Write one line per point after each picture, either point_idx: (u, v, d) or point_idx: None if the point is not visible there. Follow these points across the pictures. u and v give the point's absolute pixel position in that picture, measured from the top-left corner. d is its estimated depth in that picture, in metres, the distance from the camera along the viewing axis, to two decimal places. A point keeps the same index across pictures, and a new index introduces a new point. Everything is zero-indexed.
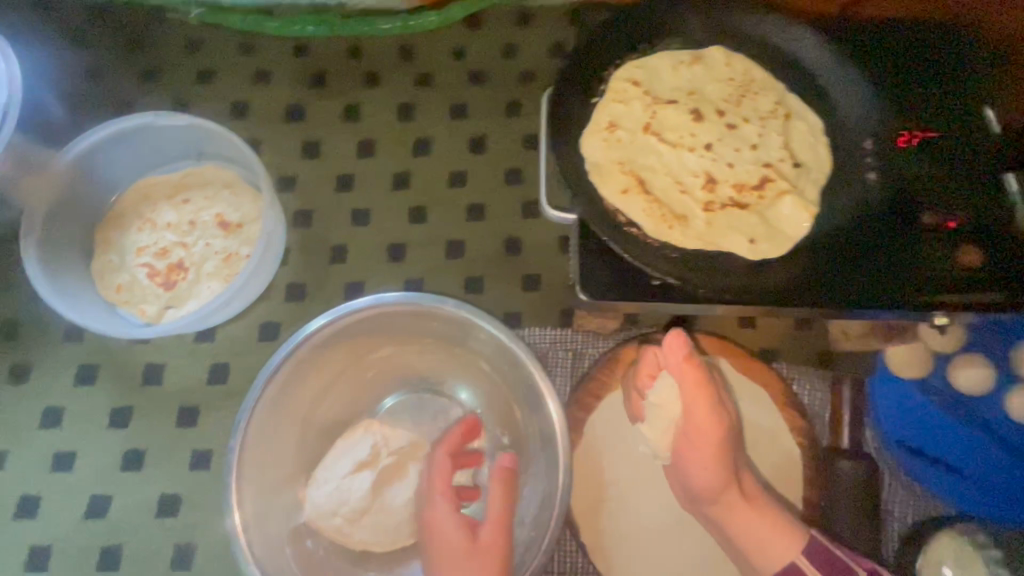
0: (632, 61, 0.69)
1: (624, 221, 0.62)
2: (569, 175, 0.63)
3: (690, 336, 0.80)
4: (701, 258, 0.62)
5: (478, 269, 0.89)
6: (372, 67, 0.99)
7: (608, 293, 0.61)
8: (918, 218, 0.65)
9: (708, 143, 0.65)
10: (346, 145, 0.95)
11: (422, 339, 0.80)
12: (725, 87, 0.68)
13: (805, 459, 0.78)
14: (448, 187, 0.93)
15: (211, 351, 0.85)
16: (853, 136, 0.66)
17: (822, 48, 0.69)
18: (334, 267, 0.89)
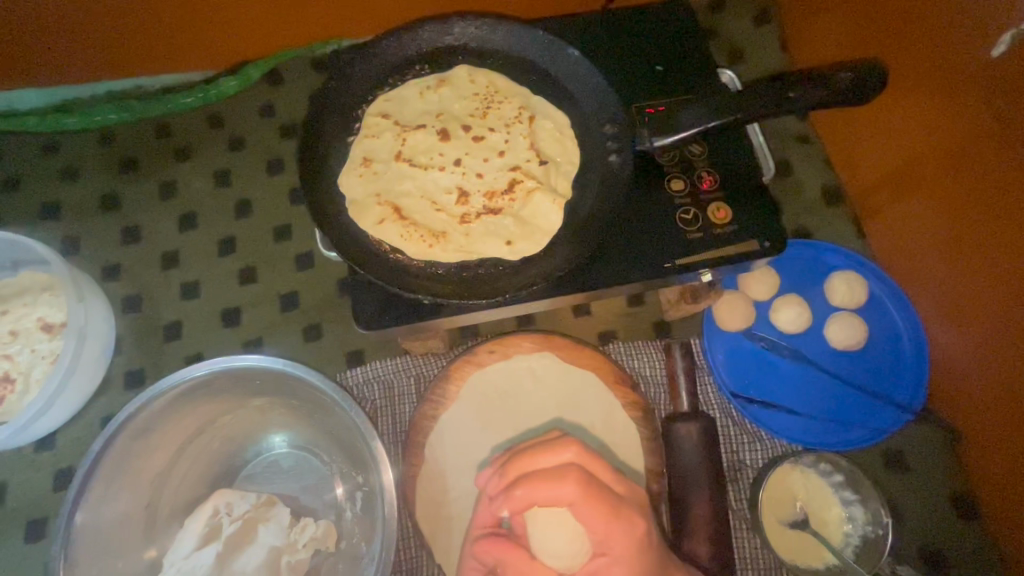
0: (380, 95, 0.72)
1: (386, 249, 0.64)
2: (327, 217, 0.65)
3: (517, 337, 0.82)
4: (463, 269, 0.64)
5: (315, 316, 0.91)
6: (183, 141, 1.00)
7: (381, 321, 0.63)
8: (668, 186, 0.69)
9: (457, 159, 0.68)
10: (168, 223, 0.96)
11: (256, 400, 0.80)
12: (470, 102, 0.71)
13: (643, 431, 0.80)
14: (275, 242, 0.95)
15: (53, 457, 0.83)
16: (595, 124, 0.70)
17: (555, 48, 0.73)
18: (170, 345, 0.89)
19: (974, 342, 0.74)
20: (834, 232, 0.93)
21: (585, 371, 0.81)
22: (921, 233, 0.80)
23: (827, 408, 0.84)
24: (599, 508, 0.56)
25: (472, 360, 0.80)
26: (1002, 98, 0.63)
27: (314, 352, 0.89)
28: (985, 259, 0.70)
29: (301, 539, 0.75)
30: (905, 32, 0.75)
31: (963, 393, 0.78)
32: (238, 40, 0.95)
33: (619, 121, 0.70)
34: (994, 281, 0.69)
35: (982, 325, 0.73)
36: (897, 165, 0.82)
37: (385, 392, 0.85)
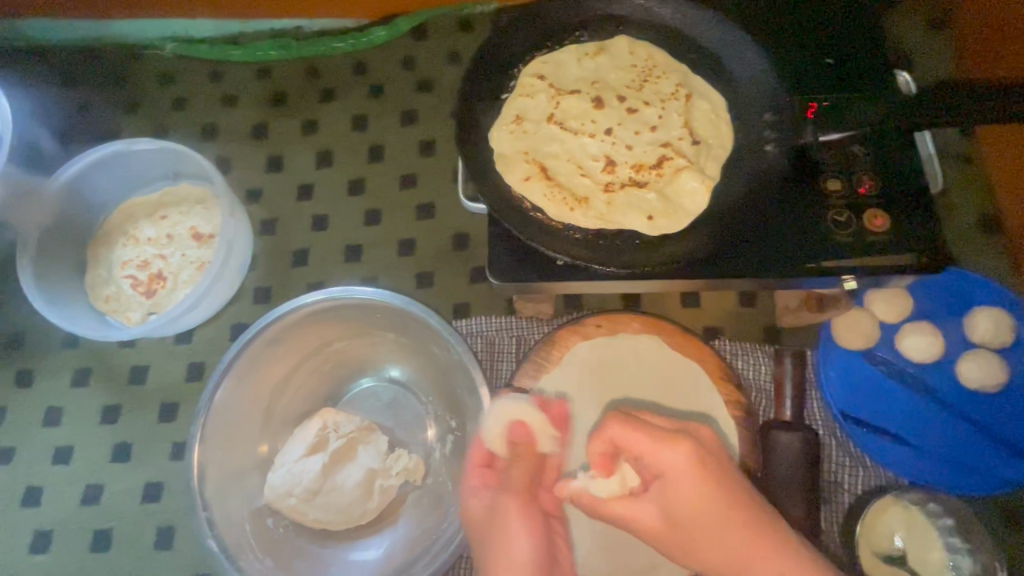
0: (538, 57, 0.73)
1: (528, 207, 0.66)
2: (476, 168, 0.67)
3: (626, 317, 0.82)
4: (602, 237, 0.65)
5: (429, 265, 0.95)
6: (329, 82, 1.06)
7: (514, 275, 0.66)
8: (823, 184, 0.67)
9: (608, 128, 0.68)
10: (307, 157, 1.03)
11: (370, 330, 0.86)
12: (627, 74, 0.71)
13: (744, 431, 0.77)
14: (400, 190, 0.99)
15: (188, 351, 0.93)
16: (754, 111, 0.68)
17: (719, 28, 0.71)
18: (297, 269, 0.96)
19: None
20: (983, 263, 0.85)
21: (691, 361, 0.80)
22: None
23: (947, 449, 0.77)
24: (643, 433, 0.57)
25: (578, 330, 0.81)
26: None
27: (424, 298, 0.93)
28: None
29: (397, 466, 0.80)
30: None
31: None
32: None
33: (782, 111, 0.67)
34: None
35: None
36: None
37: (487, 347, 0.88)
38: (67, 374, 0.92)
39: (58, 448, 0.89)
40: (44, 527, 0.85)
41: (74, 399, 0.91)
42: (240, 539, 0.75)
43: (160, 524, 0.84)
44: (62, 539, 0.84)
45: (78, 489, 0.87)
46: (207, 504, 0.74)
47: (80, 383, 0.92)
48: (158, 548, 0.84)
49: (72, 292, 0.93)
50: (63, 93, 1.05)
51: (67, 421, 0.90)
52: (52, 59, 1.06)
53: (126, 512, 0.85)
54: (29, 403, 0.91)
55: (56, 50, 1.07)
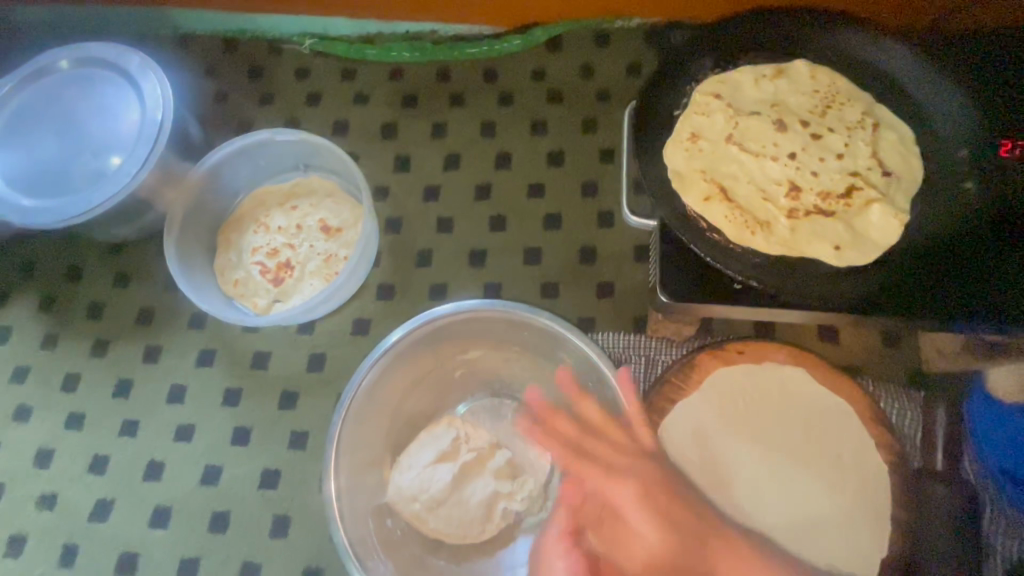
0: (714, 76, 0.72)
1: (706, 227, 0.64)
2: (652, 184, 0.66)
3: (769, 346, 0.79)
4: (785, 264, 0.62)
5: (554, 275, 0.94)
6: (459, 87, 1.07)
7: (687, 294, 0.64)
8: (1011, 233, 0.65)
9: (791, 152, 0.66)
10: (434, 159, 1.04)
11: (508, 345, 0.84)
12: (809, 99, 0.69)
13: (894, 478, 0.73)
14: (527, 199, 0.99)
15: (310, 341, 0.94)
16: (947, 146, 0.66)
17: (908, 58, 0.69)
18: (420, 269, 0.97)
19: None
20: None
21: (837, 400, 0.77)
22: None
23: None
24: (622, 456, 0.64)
25: (718, 356, 0.79)
26: None
27: (548, 309, 0.92)
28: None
29: (521, 492, 0.78)
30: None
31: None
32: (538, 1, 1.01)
33: (980, 148, 0.65)
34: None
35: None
36: None
37: (614, 365, 0.86)
38: (193, 354, 0.94)
39: (180, 426, 0.90)
40: (163, 503, 0.86)
41: (198, 378, 0.93)
42: (365, 538, 0.74)
43: (276, 513, 0.84)
44: (180, 517, 0.85)
45: (197, 469, 0.88)
46: (340, 496, 0.74)
47: (204, 364, 0.93)
48: (273, 536, 0.84)
49: (204, 273, 0.95)
50: (206, 82, 1.09)
51: (189, 400, 0.91)
52: (197, 49, 1.11)
53: (243, 496, 0.86)
54: (154, 379, 0.93)
55: (202, 40, 1.11)
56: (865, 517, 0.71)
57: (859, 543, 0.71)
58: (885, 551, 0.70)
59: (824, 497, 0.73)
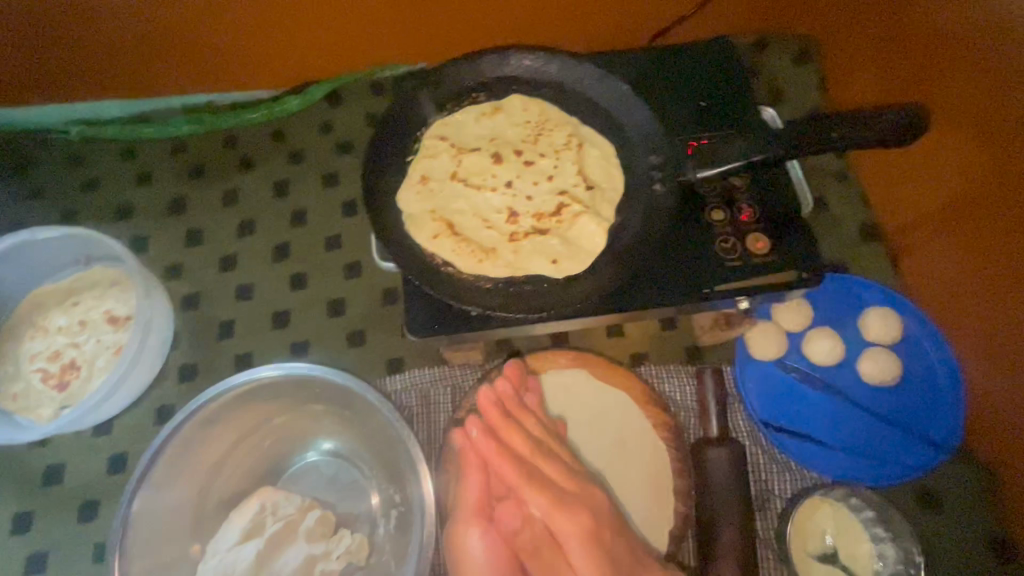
0: (440, 118, 0.77)
1: (440, 262, 0.69)
2: (386, 230, 0.70)
3: (552, 354, 0.85)
4: (510, 285, 0.68)
5: (359, 323, 0.95)
6: (247, 152, 1.07)
7: (430, 328, 0.67)
8: (707, 215, 0.72)
9: (508, 182, 0.74)
10: (229, 227, 1.02)
11: (311, 406, 0.84)
12: (522, 130, 0.77)
13: (673, 453, 0.81)
14: (325, 251, 1.00)
15: (109, 442, 0.88)
16: (640, 153, 0.74)
17: (605, 79, 0.77)
18: (223, 342, 0.95)
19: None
20: (870, 266, 0.94)
21: (618, 391, 0.83)
22: (969, 267, 0.79)
23: (853, 441, 0.84)
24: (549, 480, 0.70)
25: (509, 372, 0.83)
26: None
27: (356, 357, 0.93)
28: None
29: (337, 550, 0.77)
30: (958, 66, 0.76)
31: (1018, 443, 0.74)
32: (303, 59, 1.02)
33: (664, 151, 0.73)
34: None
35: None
36: (942, 204, 0.83)
37: (423, 400, 0.88)
38: None
39: None
40: None
41: None
42: None
43: None
44: None
45: None
46: None
47: None
48: None
49: None
50: None
51: None
52: None
53: None
54: None
55: None
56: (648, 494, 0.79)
57: (651, 522, 0.78)
58: (671, 521, 0.78)
59: (622, 485, 0.80)
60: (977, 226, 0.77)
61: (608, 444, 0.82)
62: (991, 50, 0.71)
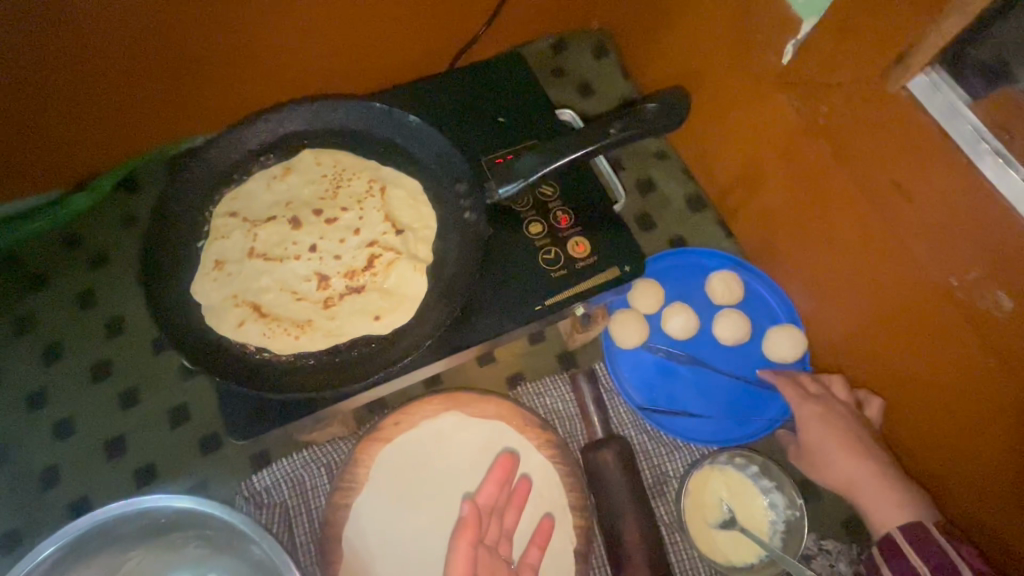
0: (227, 192, 0.71)
1: (253, 350, 0.63)
2: (184, 330, 0.63)
3: (420, 403, 0.80)
4: (335, 356, 0.63)
5: (210, 424, 0.86)
6: (37, 268, 0.94)
7: (253, 427, 0.60)
8: (525, 230, 0.72)
9: (312, 245, 0.69)
10: (31, 359, 0.89)
11: (161, 537, 0.73)
12: (319, 185, 0.72)
13: (563, 469, 0.79)
14: (155, 355, 0.89)
15: None
16: (446, 184, 0.72)
17: (395, 115, 0.74)
18: (49, 494, 0.82)
19: (848, 297, 0.79)
20: (705, 234, 0.99)
21: (496, 421, 0.81)
22: (778, 216, 0.86)
23: (723, 403, 0.88)
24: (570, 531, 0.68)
25: (377, 437, 0.78)
26: (820, 113, 0.72)
27: (214, 464, 0.84)
28: (838, 228, 0.76)
29: None
30: (720, 41, 0.84)
31: (859, 355, 0.82)
32: (79, 153, 0.90)
33: (466, 178, 0.72)
34: (849, 242, 0.75)
35: (850, 281, 0.77)
36: (744, 166, 0.89)
37: (297, 490, 0.80)
38: None
39: None
40: None
41: None
42: None
43: None
44: None
45: None
46: None
47: None
48: None
49: None
50: None
51: None
52: None
53: None
54: None
55: None
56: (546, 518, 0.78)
57: (559, 544, 0.77)
58: (576, 539, 0.77)
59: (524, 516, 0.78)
60: (779, 179, 0.83)
61: None
62: (740, 22, 0.79)
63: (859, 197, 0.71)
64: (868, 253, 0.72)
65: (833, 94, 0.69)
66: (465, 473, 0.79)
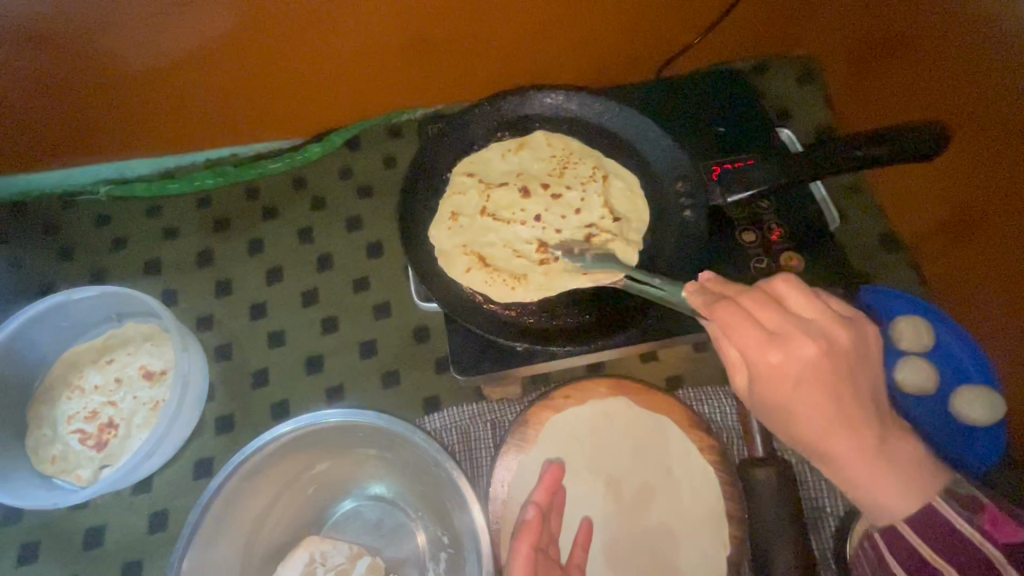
0: (466, 158, 0.80)
1: (481, 298, 0.71)
2: (424, 268, 0.72)
3: (591, 383, 0.85)
4: (553, 317, 0.70)
5: (392, 363, 0.96)
6: (270, 201, 1.09)
7: (476, 364, 0.69)
8: (738, 237, 0.74)
9: (538, 215, 0.77)
10: (256, 276, 1.04)
11: (353, 450, 0.83)
12: (547, 163, 0.79)
13: (720, 476, 0.80)
14: (354, 293, 1.01)
15: (149, 500, 0.88)
16: (667, 182, 0.77)
17: (624, 111, 0.80)
18: (257, 392, 0.95)
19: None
20: (894, 277, 0.95)
21: (660, 415, 0.83)
22: (983, 267, 0.81)
23: None
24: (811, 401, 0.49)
25: (549, 405, 0.84)
26: None
27: (392, 398, 0.93)
28: None
29: None
30: (958, 79, 0.79)
31: None
32: (323, 110, 1.05)
33: (690, 178, 0.76)
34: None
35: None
36: (956, 210, 0.84)
37: (463, 439, 0.88)
38: (12, 553, 0.85)
39: None
40: None
41: None
42: None
43: None
44: None
45: None
46: None
47: (27, 559, 0.85)
48: None
49: (13, 459, 0.87)
50: None
51: None
52: None
53: None
54: None
55: None
56: (695, 519, 0.79)
57: (706, 547, 0.78)
58: (729, 548, 0.77)
59: (674, 514, 0.80)
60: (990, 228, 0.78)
61: (655, 471, 0.82)
62: (990, 63, 0.74)
63: None
64: None
65: None
66: (621, 458, 0.83)
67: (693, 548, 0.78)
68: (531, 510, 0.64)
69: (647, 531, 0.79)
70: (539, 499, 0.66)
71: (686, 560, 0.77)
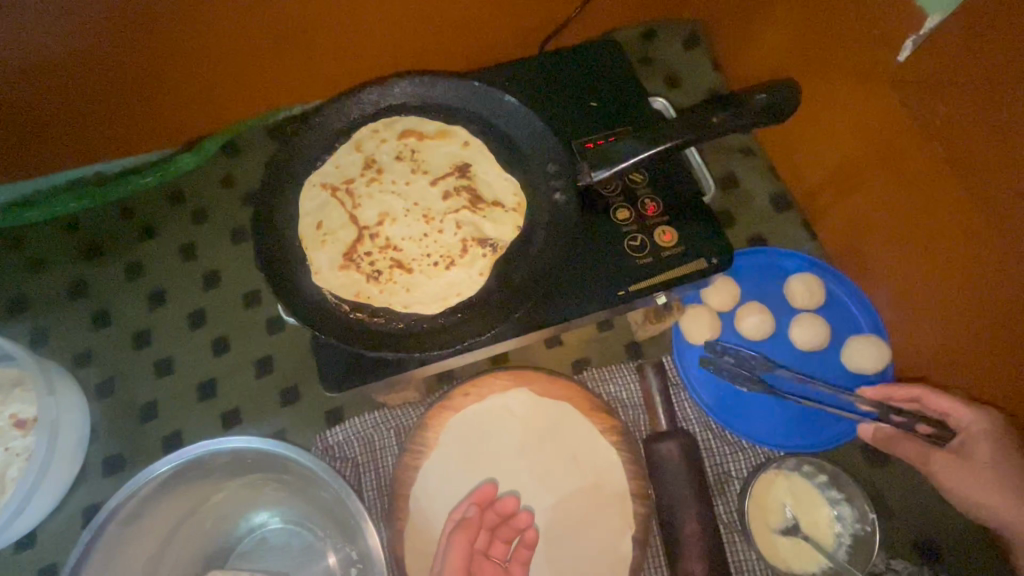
0: (327, 159, 0.74)
1: (348, 308, 0.67)
2: (285, 283, 0.67)
3: (491, 378, 0.82)
4: (425, 322, 0.67)
5: (290, 379, 0.91)
6: (145, 220, 1.01)
7: (347, 381, 0.66)
8: (611, 217, 0.72)
9: (405, 213, 0.73)
10: (137, 303, 0.97)
11: (247, 476, 0.79)
12: (410, 157, 0.75)
13: (624, 456, 0.80)
14: (244, 309, 0.95)
15: (35, 556, 0.83)
16: (537, 165, 0.74)
17: (489, 93, 0.76)
18: (147, 426, 0.89)
19: (958, 312, 0.73)
20: (788, 235, 0.96)
21: (561, 401, 0.82)
22: (867, 220, 0.83)
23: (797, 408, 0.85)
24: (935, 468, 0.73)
25: (448, 405, 0.81)
26: (932, 108, 0.67)
27: (291, 415, 0.89)
28: (933, 234, 0.73)
29: None
30: (827, 34, 0.79)
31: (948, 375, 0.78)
32: (185, 116, 0.96)
33: (560, 159, 0.73)
34: (957, 250, 0.70)
35: (957, 293, 0.72)
36: (842, 166, 0.85)
37: (367, 448, 0.85)
38: None
39: None
40: None
41: None
42: None
43: None
44: None
45: None
46: None
47: None
48: None
49: None
50: None
51: None
52: None
53: None
54: None
55: None
56: (603, 501, 0.79)
57: (615, 527, 0.78)
58: (634, 526, 0.77)
59: (584, 497, 0.80)
60: (872, 179, 0.79)
61: (564, 459, 0.81)
62: (856, 12, 0.74)
63: (959, 199, 0.67)
64: (978, 262, 0.68)
65: (947, 89, 0.65)
66: (529, 448, 0.82)
67: (603, 530, 0.78)
68: (473, 508, 0.70)
69: (559, 519, 0.79)
70: (478, 498, 0.73)
71: (597, 543, 0.78)
